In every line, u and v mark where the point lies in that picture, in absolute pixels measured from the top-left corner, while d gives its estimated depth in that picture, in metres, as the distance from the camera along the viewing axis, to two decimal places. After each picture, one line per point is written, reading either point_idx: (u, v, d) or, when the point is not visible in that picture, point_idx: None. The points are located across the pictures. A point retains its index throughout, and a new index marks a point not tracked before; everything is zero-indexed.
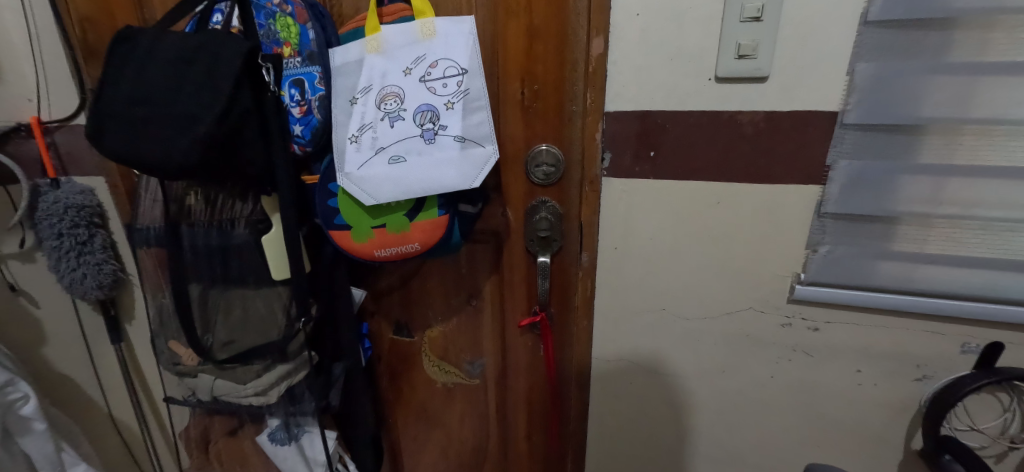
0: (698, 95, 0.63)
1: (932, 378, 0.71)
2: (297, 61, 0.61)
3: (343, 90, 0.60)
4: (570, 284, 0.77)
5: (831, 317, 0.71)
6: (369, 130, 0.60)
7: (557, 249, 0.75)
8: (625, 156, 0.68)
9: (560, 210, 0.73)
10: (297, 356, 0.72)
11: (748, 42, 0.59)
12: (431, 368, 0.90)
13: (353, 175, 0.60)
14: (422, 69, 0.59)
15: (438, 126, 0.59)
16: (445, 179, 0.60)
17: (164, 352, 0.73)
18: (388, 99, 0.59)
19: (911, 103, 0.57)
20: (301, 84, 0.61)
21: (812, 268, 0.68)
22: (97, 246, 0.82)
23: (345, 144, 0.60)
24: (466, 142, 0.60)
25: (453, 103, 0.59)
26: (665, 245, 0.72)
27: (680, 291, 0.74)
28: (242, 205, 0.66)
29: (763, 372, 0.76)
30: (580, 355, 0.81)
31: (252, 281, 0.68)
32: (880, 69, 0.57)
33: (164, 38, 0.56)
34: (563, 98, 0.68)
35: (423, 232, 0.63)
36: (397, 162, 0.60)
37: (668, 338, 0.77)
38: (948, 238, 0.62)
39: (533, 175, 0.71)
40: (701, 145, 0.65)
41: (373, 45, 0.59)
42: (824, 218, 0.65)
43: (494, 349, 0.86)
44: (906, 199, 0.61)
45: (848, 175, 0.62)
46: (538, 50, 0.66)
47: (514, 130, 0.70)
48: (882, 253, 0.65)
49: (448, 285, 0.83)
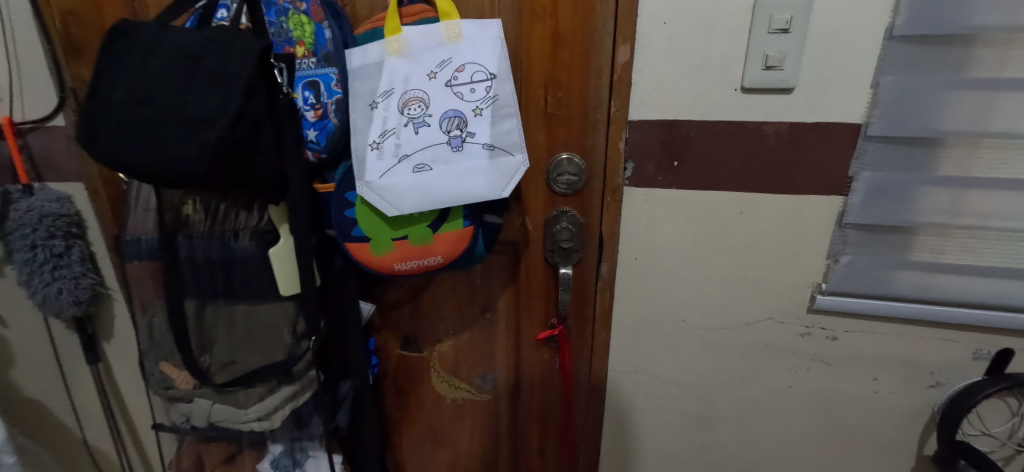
0: (724, 104, 0.62)
1: (944, 385, 0.72)
2: (312, 62, 0.57)
3: (364, 94, 0.57)
4: (587, 295, 0.75)
5: (849, 326, 0.71)
6: (392, 136, 0.55)
7: (578, 260, 0.72)
8: (647, 165, 0.67)
9: (581, 220, 0.71)
10: (303, 377, 0.67)
11: (775, 53, 0.58)
12: (440, 383, 0.85)
13: (375, 184, 0.54)
14: (448, 73, 0.55)
15: (465, 133, 0.55)
16: (474, 189, 0.56)
17: (154, 375, 0.67)
18: (411, 103, 0.55)
19: (933, 117, 0.57)
20: (316, 86, 0.57)
21: (834, 278, 0.68)
22: (74, 258, 0.75)
23: (365, 151, 0.55)
24: (495, 150, 0.56)
25: (482, 110, 0.55)
26: (686, 256, 0.71)
27: (701, 303, 0.73)
28: (247, 215, 0.61)
29: (781, 382, 0.76)
30: (597, 368, 0.80)
31: (255, 296, 0.63)
32: (904, 83, 0.57)
33: (166, 34, 0.52)
34: (588, 106, 0.66)
35: (446, 244, 0.58)
36: (422, 170, 0.55)
37: (687, 348, 0.76)
38: (964, 248, 0.63)
39: (555, 184, 0.69)
40: (725, 155, 0.65)
41: (395, 46, 0.55)
42: (846, 229, 0.65)
43: (507, 363, 0.83)
44: (926, 210, 0.62)
45: (870, 186, 0.62)
46: (562, 56, 0.64)
47: (536, 139, 0.68)
48: (900, 262, 0.65)
49: (461, 298, 0.79)
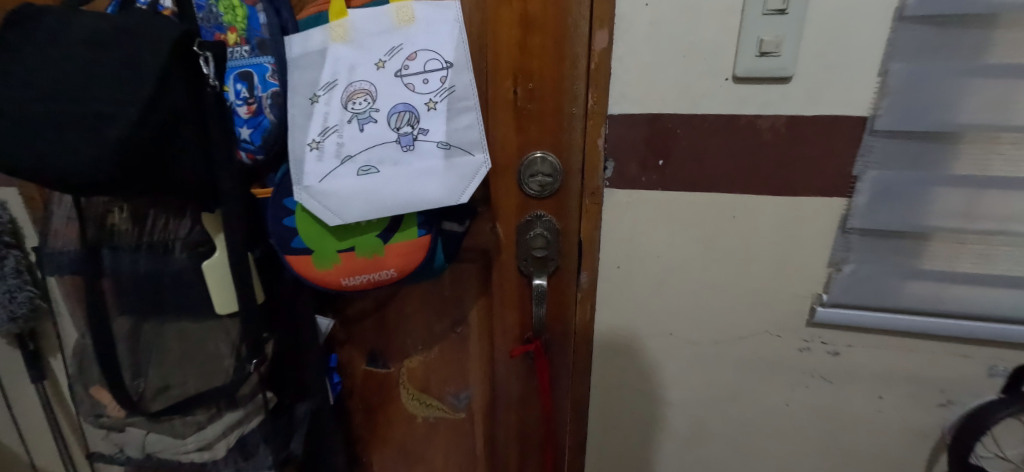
0: (713, 96, 0.55)
1: (956, 403, 0.66)
2: (245, 51, 0.50)
3: (303, 86, 0.49)
4: (566, 307, 0.69)
5: (852, 341, 0.64)
6: (333, 133, 0.48)
7: (554, 269, 0.66)
8: (630, 164, 0.60)
9: (557, 225, 0.64)
10: (250, 401, 0.61)
11: (770, 37, 0.51)
12: (411, 401, 0.79)
13: (314, 189, 0.48)
14: (398, 61, 0.48)
15: (417, 130, 0.49)
16: (427, 193, 0.49)
17: (84, 401, 0.60)
18: (356, 97, 0.48)
19: (949, 109, 0.51)
20: (249, 77, 0.50)
21: (835, 288, 0.61)
22: (7, 270, 0.68)
23: (303, 151, 0.48)
24: (451, 149, 0.50)
25: (436, 103, 0.49)
26: (672, 265, 0.64)
27: (689, 315, 0.67)
28: (178, 223, 0.55)
29: (778, 401, 0.70)
30: (578, 385, 0.74)
31: (192, 313, 0.57)
32: (916, 71, 0.50)
33: (68, 18, 0.45)
34: (563, 98, 0.59)
35: (399, 255, 0.52)
36: (368, 172, 0.49)
37: (676, 363, 0.70)
38: (980, 256, 0.56)
39: (526, 186, 0.62)
40: (715, 153, 0.58)
41: (338, 32, 0.48)
42: (850, 234, 0.59)
43: (482, 380, 0.77)
44: (938, 213, 0.55)
45: (877, 187, 0.56)
46: (534, 43, 0.57)
47: (506, 136, 0.61)
48: (910, 272, 0.59)
49: (430, 311, 0.72)
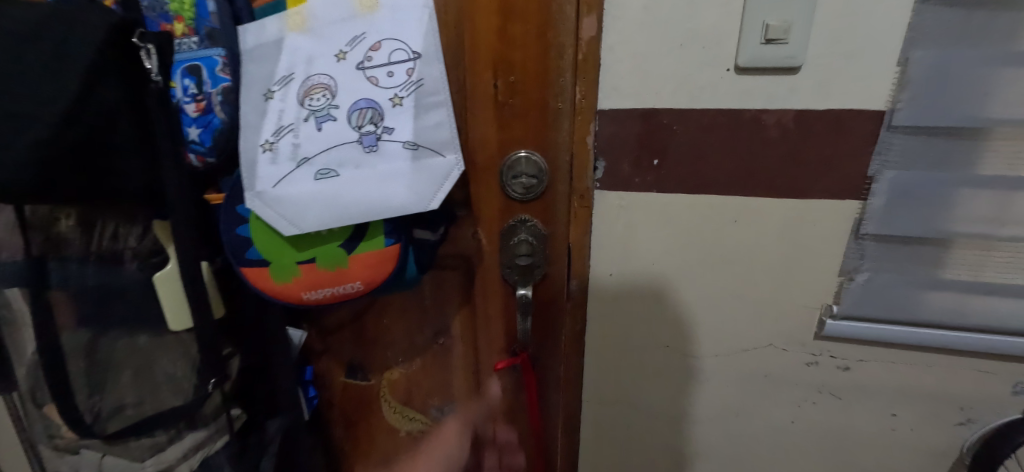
0: (713, 89, 0.50)
1: (976, 422, 0.61)
2: (193, 42, 0.45)
3: (255, 80, 0.44)
4: (555, 318, 0.64)
5: (864, 355, 0.59)
6: (288, 133, 0.44)
7: (541, 277, 0.61)
8: (622, 164, 0.55)
9: (543, 231, 0.59)
10: (214, 420, 0.57)
11: (777, 22, 0.46)
12: (393, 414, 0.75)
13: (267, 195, 0.44)
14: (360, 52, 0.43)
15: (381, 128, 0.44)
16: (393, 199, 0.45)
17: (37, 421, 0.59)
18: (313, 92, 0.44)
19: (977, 102, 0.45)
20: (197, 72, 0.45)
21: (847, 299, 0.56)
22: None
23: (255, 153, 0.44)
24: (419, 149, 0.45)
25: (401, 98, 0.44)
26: (668, 273, 0.59)
27: (687, 327, 0.62)
28: (128, 232, 0.50)
29: (783, 418, 0.65)
30: (569, 399, 0.69)
31: (149, 326, 0.53)
32: (941, 59, 0.45)
33: None
34: (548, 92, 0.53)
35: (365, 267, 0.47)
36: (327, 176, 0.44)
37: (673, 377, 0.65)
38: (1008, 265, 0.51)
39: (509, 188, 0.57)
40: (715, 152, 0.53)
41: (296, 20, 0.44)
42: (863, 240, 0.54)
43: (467, 393, 0.72)
44: (963, 218, 0.50)
45: (895, 189, 0.50)
46: (515, 31, 0.52)
47: (486, 133, 0.56)
48: (930, 282, 0.53)
49: (410, 321, 0.68)
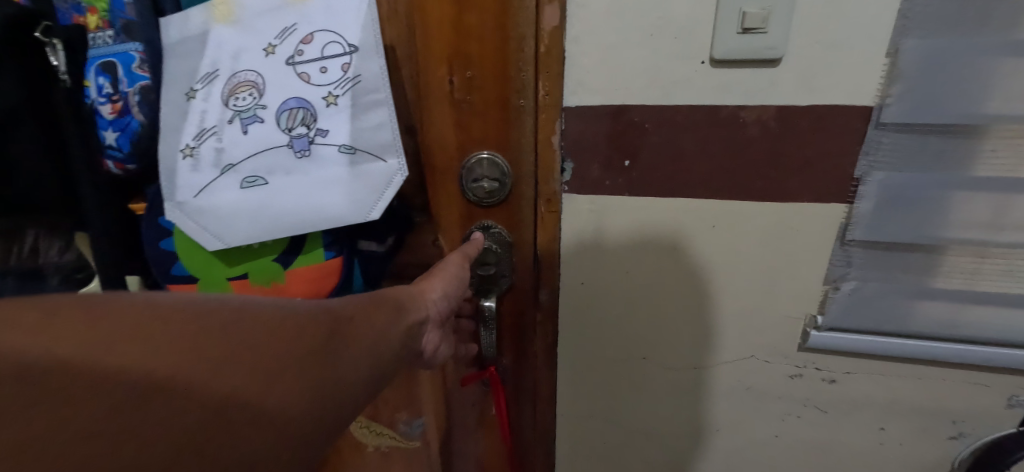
0: (687, 83, 0.46)
1: (969, 436, 0.57)
2: (109, 36, 0.41)
3: (177, 77, 0.40)
4: (524, 328, 0.60)
5: (851, 367, 0.56)
6: (212, 136, 0.40)
7: (507, 286, 0.57)
8: (591, 165, 0.51)
9: (508, 237, 0.55)
10: None
11: (755, 9, 0.41)
12: (359, 430, 0.70)
13: (189, 206, 0.41)
14: (290, 46, 0.39)
15: (314, 130, 0.40)
16: (328, 208, 0.41)
17: None
18: (240, 91, 0.40)
19: (974, 96, 0.41)
20: (112, 69, 0.41)
21: (832, 309, 0.53)
22: None
23: (174, 160, 0.40)
24: (357, 153, 0.40)
25: (336, 97, 0.39)
26: (643, 280, 0.56)
27: (664, 337, 0.58)
28: (49, 246, 0.48)
29: (766, 431, 0.62)
30: (542, 412, 0.66)
31: None
32: (935, 49, 0.40)
33: None
34: (508, 87, 0.49)
35: (303, 282, 0.44)
36: (254, 184, 0.41)
37: (650, 389, 0.62)
38: (1005, 273, 0.47)
39: (469, 192, 0.53)
40: (690, 152, 0.49)
41: (222, 11, 0.39)
42: (850, 247, 0.50)
43: (436, 406, 0.69)
44: (957, 223, 0.46)
45: (883, 191, 0.46)
46: (471, 21, 0.47)
47: (444, 133, 0.52)
48: (919, 291, 0.50)
49: None
